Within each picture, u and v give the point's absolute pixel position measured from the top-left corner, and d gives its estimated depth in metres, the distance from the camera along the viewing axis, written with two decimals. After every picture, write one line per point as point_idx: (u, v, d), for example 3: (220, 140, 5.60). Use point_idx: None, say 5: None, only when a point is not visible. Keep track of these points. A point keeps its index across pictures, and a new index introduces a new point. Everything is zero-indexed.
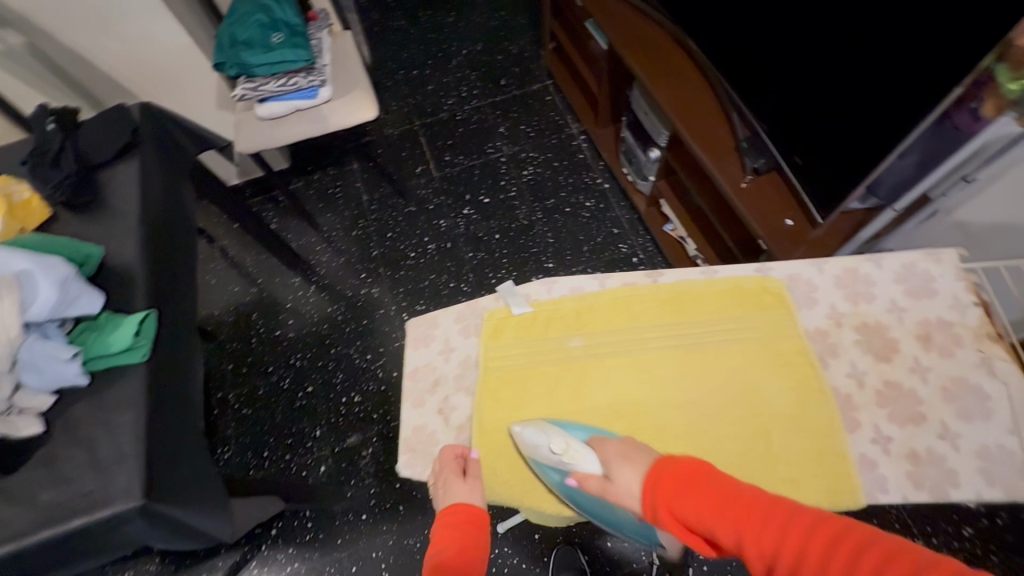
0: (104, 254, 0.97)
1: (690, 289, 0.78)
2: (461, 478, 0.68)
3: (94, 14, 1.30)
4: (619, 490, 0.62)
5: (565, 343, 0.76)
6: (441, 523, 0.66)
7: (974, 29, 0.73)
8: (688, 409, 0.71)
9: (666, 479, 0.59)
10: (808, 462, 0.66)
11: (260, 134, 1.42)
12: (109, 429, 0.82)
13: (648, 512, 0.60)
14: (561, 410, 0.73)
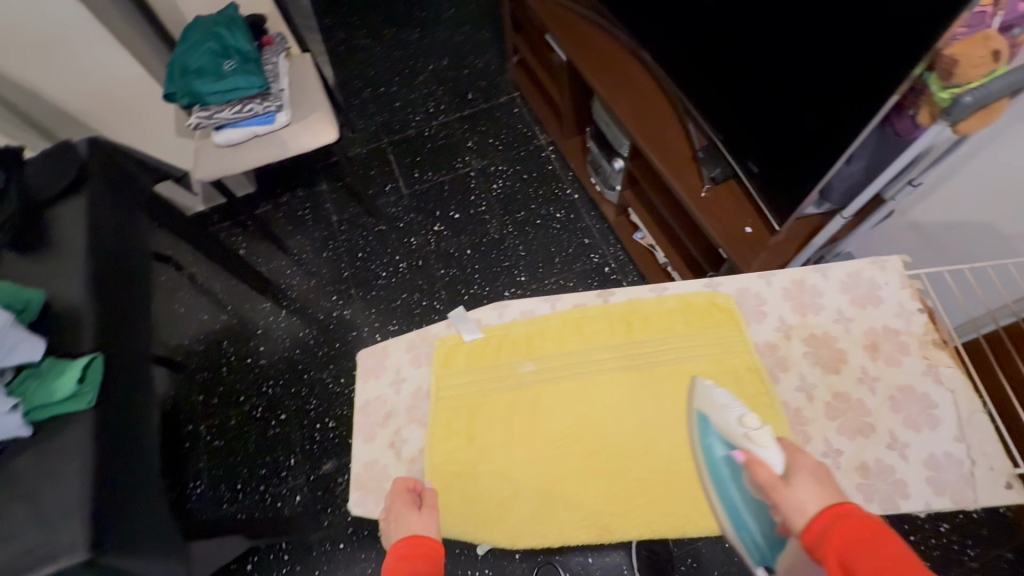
0: (47, 298, 0.94)
1: (643, 307, 0.77)
2: (415, 510, 0.64)
3: (40, 50, 1.28)
4: (789, 496, 0.53)
5: (519, 369, 0.75)
6: (392, 557, 0.60)
7: (903, 40, 0.74)
8: (643, 432, 0.71)
9: (848, 532, 0.47)
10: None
11: (218, 162, 1.40)
12: (53, 480, 0.79)
13: (811, 537, 0.49)
14: (515, 438, 0.72)
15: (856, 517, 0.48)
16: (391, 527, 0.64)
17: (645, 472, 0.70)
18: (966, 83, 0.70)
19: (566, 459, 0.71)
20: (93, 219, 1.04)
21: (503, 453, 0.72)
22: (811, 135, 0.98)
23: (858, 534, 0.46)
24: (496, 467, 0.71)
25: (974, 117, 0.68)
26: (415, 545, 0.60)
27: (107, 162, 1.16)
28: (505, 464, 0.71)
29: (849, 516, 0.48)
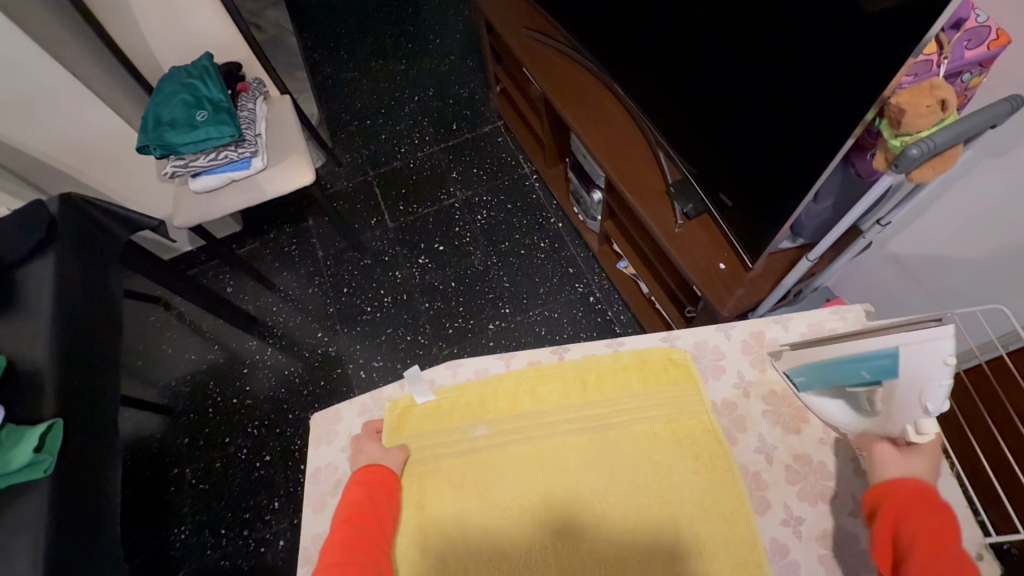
0: (9, 361, 0.95)
1: (598, 367, 0.81)
2: (379, 445, 0.76)
3: (20, 109, 1.29)
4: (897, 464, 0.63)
5: (473, 432, 0.77)
6: (354, 481, 0.71)
7: (857, 89, 0.73)
8: (598, 495, 0.72)
9: (910, 503, 0.60)
10: (717, 547, 0.67)
11: (195, 208, 1.41)
12: (6, 553, 0.79)
13: (881, 493, 0.63)
14: (470, 506, 0.72)
15: (919, 495, 0.60)
16: (357, 457, 0.75)
17: (598, 539, 0.69)
18: (914, 131, 0.69)
19: (521, 528, 0.70)
20: (60, 279, 1.05)
21: (454, 522, 0.71)
22: (775, 178, 0.97)
23: (915, 501, 0.60)
24: (447, 538, 0.71)
25: (925, 166, 0.67)
26: (376, 472, 0.72)
27: (78, 218, 1.17)
28: (456, 534, 0.71)
29: (912, 486, 0.61)
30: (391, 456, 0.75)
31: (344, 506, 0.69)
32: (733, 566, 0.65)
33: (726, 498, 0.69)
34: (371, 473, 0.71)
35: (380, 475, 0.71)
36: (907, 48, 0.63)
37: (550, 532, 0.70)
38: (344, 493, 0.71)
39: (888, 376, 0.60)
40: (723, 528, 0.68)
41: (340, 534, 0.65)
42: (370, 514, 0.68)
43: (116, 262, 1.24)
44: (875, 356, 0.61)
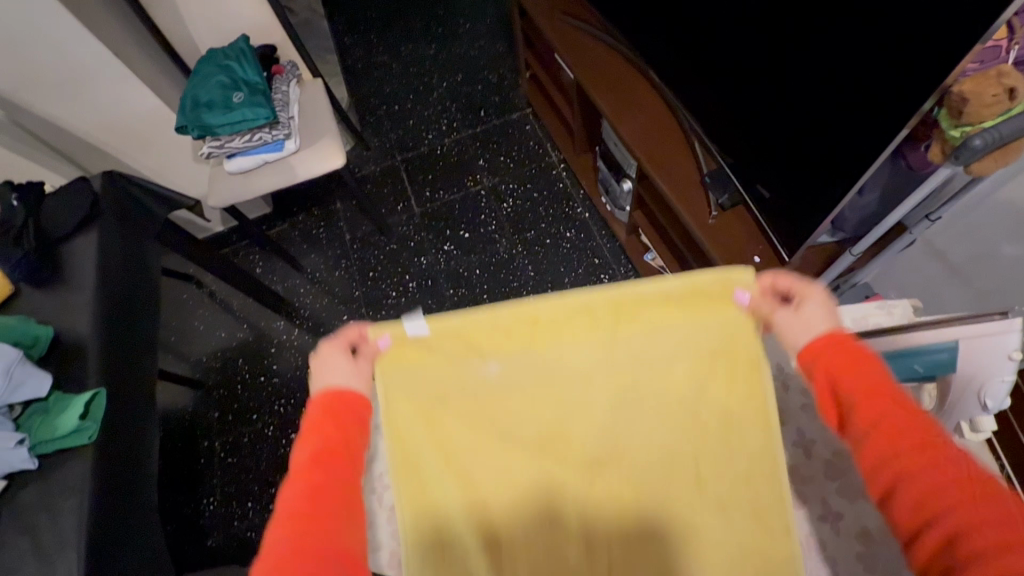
0: (55, 333, 0.98)
1: (636, 304, 0.70)
2: (347, 359, 0.69)
3: (67, 87, 1.33)
4: (796, 321, 0.65)
5: (485, 369, 0.74)
6: (321, 406, 0.66)
7: (916, 77, 0.70)
8: (619, 433, 0.75)
9: (838, 359, 0.60)
10: (739, 481, 0.71)
11: (230, 189, 1.43)
12: (53, 514, 0.83)
13: (807, 356, 0.62)
14: (489, 443, 0.75)
15: (862, 351, 0.60)
16: (319, 368, 0.69)
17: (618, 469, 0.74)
18: (977, 121, 0.67)
19: (539, 464, 0.74)
20: (103, 255, 1.08)
21: (473, 460, 0.75)
22: (819, 169, 0.93)
23: (856, 359, 0.59)
24: (465, 476, 0.74)
25: (986, 158, 0.65)
26: (349, 399, 0.67)
27: (119, 196, 1.20)
28: (473, 471, 0.74)
29: (854, 342, 0.61)
30: (358, 374, 0.69)
31: (310, 441, 0.63)
32: (752, 498, 0.71)
33: (751, 437, 0.72)
34: (344, 401, 0.66)
35: (353, 405, 0.67)
36: (976, 33, 0.60)
37: (568, 470, 0.74)
38: (306, 426, 0.65)
39: (948, 369, 0.62)
40: (743, 466, 0.72)
41: (310, 472, 0.60)
42: (342, 451, 0.63)
43: (154, 240, 1.27)
44: (934, 349, 0.62)
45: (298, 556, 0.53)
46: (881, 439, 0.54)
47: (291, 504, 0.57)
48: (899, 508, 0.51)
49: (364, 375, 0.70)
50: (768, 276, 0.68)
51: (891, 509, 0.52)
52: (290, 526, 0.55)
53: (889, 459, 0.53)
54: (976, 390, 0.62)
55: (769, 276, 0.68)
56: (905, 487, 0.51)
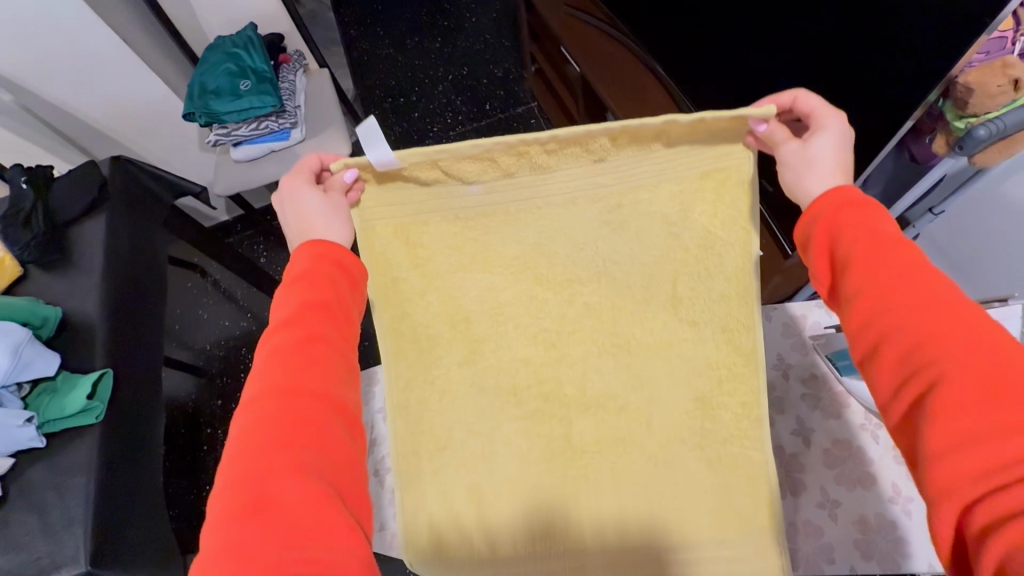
0: (63, 314, 1.00)
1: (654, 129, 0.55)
2: (314, 193, 0.60)
3: (75, 73, 1.34)
4: (805, 152, 0.52)
5: (461, 194, 0.63)
6: (310, 254, 0.56)
7: (920, 68, 0.70)
8: (602, 256, 0.68)
9: (846, 214, 0.47)
10: (715, 302, 0.67)
11: (235, 177, 1.43)
12: (61, 492, 0.84)
13: (808, 217, 0.50)
14: (470, 267, 0.68)
15: (870, 205, 0.47)
16: (289, 207, 0.61)
17: (595, 296, 0.70)
18: (981, 112, 0.67)
19: (519, 286, 0.70)
20: (110, 237, 1.09)
21: (453, 279, 0.69)
22: None
23: (857, 212, 0.47)
24: (445, 365, 0.72)
25: (990, 149, 0.67)
26: (338, 254, 0.57)
27: (127, 180, 1.21)
28: (455, 290, 0.70)
29: (857, 196, 0.48)
30: (335, 213, 0.60)
31: (295, 291, 0.53)
32: (724, 319, 0.67)
33: (730, 258, 0.65)
34: (336, 257, 0.57)
35: (345, 262, 0.57)
36: (980, 25, 0.61)
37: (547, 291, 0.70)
38: (289, 279, 0.55)
39: None
40: (722, 287, 0.66)
41: (298, 325, 0.50)
42: (333, 307, 0.53)
43: (160, 225, 1.28)
44: None
45: (286, 418, 0.45)
46: (866, 296, 0.43)
47: (274, 358, 0.48)
48: (882, 373, 0.41)
49: (342, 214, 0.60)
50: (790, 93, 0.55)
51: (870, 379, 0.42)
52: (272, 380, 0.47)
53: (877, 318, 0.42)
54: None
55: (793, 93, 0.55)
56: (899, 347, 0.40)
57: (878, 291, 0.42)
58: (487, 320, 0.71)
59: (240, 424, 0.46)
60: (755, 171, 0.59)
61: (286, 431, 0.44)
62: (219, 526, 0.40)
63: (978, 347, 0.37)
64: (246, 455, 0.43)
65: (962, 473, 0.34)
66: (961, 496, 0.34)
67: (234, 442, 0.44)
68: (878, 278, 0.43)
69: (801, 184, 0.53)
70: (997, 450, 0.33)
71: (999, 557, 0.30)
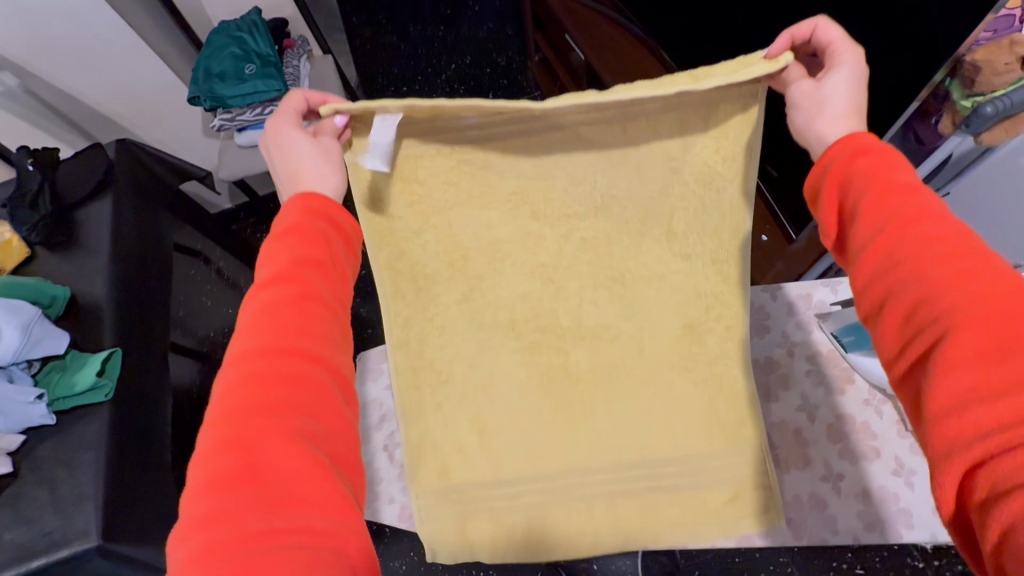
0: (71, 294, 1.00)
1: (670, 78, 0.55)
2: (302, 134, 0.57)
3: (79, 56, 1.34)
4: (818, 92, 0.51)
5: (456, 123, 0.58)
6: (299, 207, 0.52)
7: (924, 48, 0.70)
8: (601, 190, 0.65)
9: (864, 160, 0.43)
10: (706, 238, 0.66)
11: (242, 163, 1.42)
12: (71, 468, 0.85)
13: (821, 167, 0.47)
14: (471, 200, 0.66)
15: (888, 150, 0.43)
16: (276, 150, 0.57)
17: (592, 231, 0.69)
18: (988, 90, 0.68)
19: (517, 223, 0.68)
20: (116, 219, 1.09)
21: (456, 215, 0.67)
22: None
23: (878, 159, 0.43)
24: (455, 337, 0.72)
25: (996, 127, 0.70)
26: (328, 208, 0.54)
27: (131, 163, 1.22)
28: (452, 225, 0.67)
29: (876, 144, 0.44)
30: (326, 158, 0.56)
31: (284, 245, 0.49)
32: (715, 251, 0.67)
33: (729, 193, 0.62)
34: (325, 210, 0.53)
35: (339, 221, 0.54)
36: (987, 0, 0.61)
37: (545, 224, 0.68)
38: (276, 232, 0.50)
39: None
40: (717, 223, 0.65)
41: (293, 281, 0.46)
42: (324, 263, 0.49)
43: (165, 209, 1.28)
44: None
45: (275, 379, 0.41)
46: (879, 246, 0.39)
47: (264, 314, 0.44)
48: (890, 328, 0.37)
49: (334, 159, 0.57)
50: (811, 22, 0.54)
51: (876, 336, 0.39)
52: (254, 339, 0.43)
53: (888, 269, 0.38)
54: None
55: (812, 23, 0.54)
56: (918, 299, 0.35)
57: (896, 239, 0.38)
58: (491, 278, 0.71)
59: (222, 386, 0.42)
60: (760, 117, 0.56)
61: (279, 397, 0.40)
62: (203, 494, 0.36)
63: (993, 300, 0.33)
64: (228, 420, 0.39)
65: (963, 434, 0.31)
66: (962, 459, 0.30)
67: (217, 405, 0.40)
68: (900, 224, 0.38)
69: (812, 126, 0.51)
70: (998, 412, 0.30)
71: (1002, 526, 0.28)
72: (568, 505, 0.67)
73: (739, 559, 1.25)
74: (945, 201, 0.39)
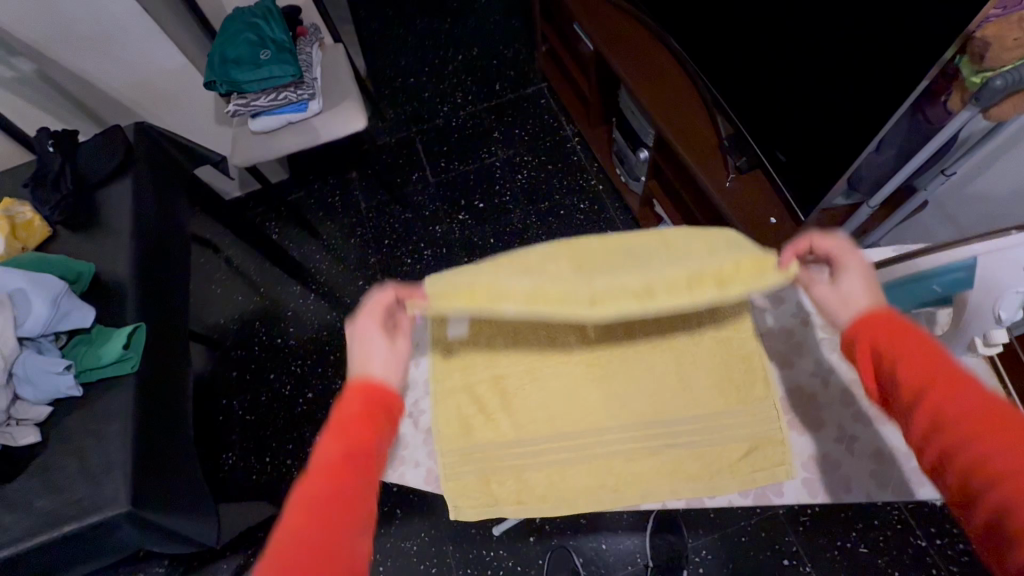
0: (95, 271, 1.02)
1: (700, 266, 0.53)
2: (380, 338, 0.61)
3: (95, 43, 1.35)
4: (841, 297, 0.57)
5: (507, 280, 0.54)
6: (354, 392, 0.57)
7: (930, 28, 0.73)
8: None
9: (885, 335, 0.51)
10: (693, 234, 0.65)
11: (254, 148, 1.46)
12: (98, 439, 0.86)
13: (851, 331, 0.54)
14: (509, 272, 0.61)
15: (903, 322, 0.52)
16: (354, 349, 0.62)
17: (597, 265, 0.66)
18: (998, 65, 0.71)
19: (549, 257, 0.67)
20: (137, 199, 1.11)
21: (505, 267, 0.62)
22: (837, 128, 0.96)
23: (912, 337, 0.50)
24: None
25: (1005, 101, 0.73)
26: (381, 389, 0.58)
27: (150, 147, 1.24)
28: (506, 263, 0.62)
29: (903, 320, 0.52)
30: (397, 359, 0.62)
31: (333, 435, 0.53)
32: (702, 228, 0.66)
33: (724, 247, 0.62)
34: (378, 395, 0.58)
35: (384, 399, 0.58)
36: None
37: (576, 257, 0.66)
38: (332, 418, 0.55)
39: (962, 287, 0.60)
40: None
41: (334, 468, 0.50)
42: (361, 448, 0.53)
43: (181, 192, 1.29)
44: (946, 268, 0.60)
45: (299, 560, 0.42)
46: (932, 419, 0.45)
47: (304, 494, 0.48)
48: (952, 488, 0.43)
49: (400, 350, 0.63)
50: (808, 237, 0.60)
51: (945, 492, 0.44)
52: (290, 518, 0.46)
53: (934, 432, 0.44)
54: (985, 307, 0.59)
55: (808, 238, 0.60)
56: (968, 459, 0.41)
57: (935, 407, 0.45)
58: None
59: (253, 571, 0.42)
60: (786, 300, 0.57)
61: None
62: None
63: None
64: None
65: None
66: None
67: None
68: (932, 394, 0.45)
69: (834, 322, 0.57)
70: None
71: None
72: (593, 467, 0.68)
73: (747, 539, 1.27)
74: (965, 367, 0.47)
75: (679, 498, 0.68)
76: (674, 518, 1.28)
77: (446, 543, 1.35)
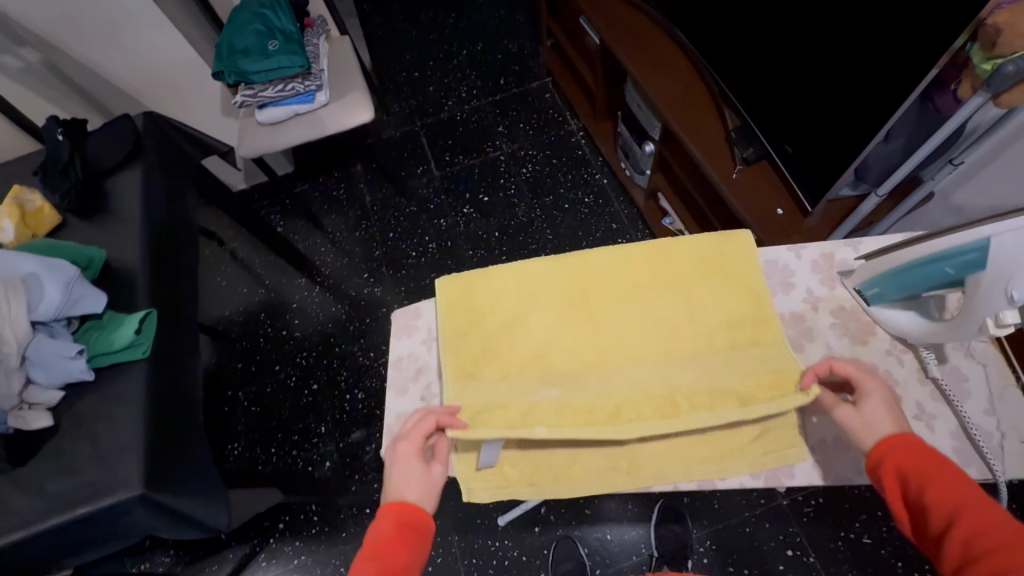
0: (106, 257, 1.02)
1: (724, 385, 0.66)
2: (420, 466, 0.65)
3: (104, 33, 1.36)
4: (863, 418, 0.62)
5: (537, 399, 0.67)
6: (392, 518, 0.62)
7: (939, 17, 0.73)
8: None
9: (911, 461, 0.57)
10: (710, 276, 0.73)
11: (263, 140, 1.47)
12: (110, 423, 0.87)
13: (876, 455, 0.59)
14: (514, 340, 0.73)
15: (930, 450, 0.57)
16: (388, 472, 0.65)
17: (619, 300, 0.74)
18: (1010, 52, 0.71)
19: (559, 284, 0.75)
20: (147, 188, 1.12)
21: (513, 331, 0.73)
22: (845, 118, 0.97)
23: (944, 468, 0.55)
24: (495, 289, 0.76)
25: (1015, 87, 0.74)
26: (416, 517, 0.62)
27: (159, 136, 1.24)
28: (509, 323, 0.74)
29: (927, 447, 0.57)
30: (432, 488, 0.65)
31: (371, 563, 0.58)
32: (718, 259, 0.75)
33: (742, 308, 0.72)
34: (411, 520, 0.62)
35: (419, 525, 0.62)
36: None
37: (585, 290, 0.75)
38: (371, 544, 0.60)
39: (976, 268, 0.60)
40: None
41: None
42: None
43: (189, 182, 1.30)
44: (963, 248, 0.60)
45: None
46: (964, 546, 0.50)
47: None
48: None
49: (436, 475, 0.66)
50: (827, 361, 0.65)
51: None
52: None
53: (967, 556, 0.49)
54: (998, 287, 0.59)
55: (828, 362, 0.66)
56: None
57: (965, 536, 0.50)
58: None
59: None
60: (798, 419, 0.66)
61: None
62: None
63: None
64: None
65: None
66: None
67: None
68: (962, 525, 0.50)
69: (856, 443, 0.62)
70: None
71: None
72: (606, 449, 0.69)
73: (751, 529, 1.28)
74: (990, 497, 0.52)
75: (690, 481, 0.69)
76: (679, 508, 1.28)
77: (451, 532, 1.35)
